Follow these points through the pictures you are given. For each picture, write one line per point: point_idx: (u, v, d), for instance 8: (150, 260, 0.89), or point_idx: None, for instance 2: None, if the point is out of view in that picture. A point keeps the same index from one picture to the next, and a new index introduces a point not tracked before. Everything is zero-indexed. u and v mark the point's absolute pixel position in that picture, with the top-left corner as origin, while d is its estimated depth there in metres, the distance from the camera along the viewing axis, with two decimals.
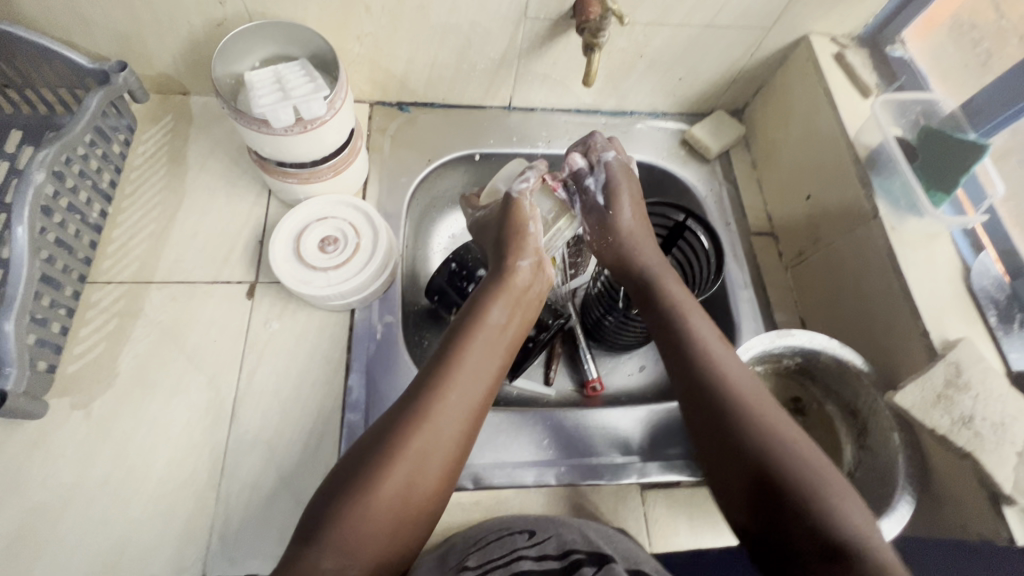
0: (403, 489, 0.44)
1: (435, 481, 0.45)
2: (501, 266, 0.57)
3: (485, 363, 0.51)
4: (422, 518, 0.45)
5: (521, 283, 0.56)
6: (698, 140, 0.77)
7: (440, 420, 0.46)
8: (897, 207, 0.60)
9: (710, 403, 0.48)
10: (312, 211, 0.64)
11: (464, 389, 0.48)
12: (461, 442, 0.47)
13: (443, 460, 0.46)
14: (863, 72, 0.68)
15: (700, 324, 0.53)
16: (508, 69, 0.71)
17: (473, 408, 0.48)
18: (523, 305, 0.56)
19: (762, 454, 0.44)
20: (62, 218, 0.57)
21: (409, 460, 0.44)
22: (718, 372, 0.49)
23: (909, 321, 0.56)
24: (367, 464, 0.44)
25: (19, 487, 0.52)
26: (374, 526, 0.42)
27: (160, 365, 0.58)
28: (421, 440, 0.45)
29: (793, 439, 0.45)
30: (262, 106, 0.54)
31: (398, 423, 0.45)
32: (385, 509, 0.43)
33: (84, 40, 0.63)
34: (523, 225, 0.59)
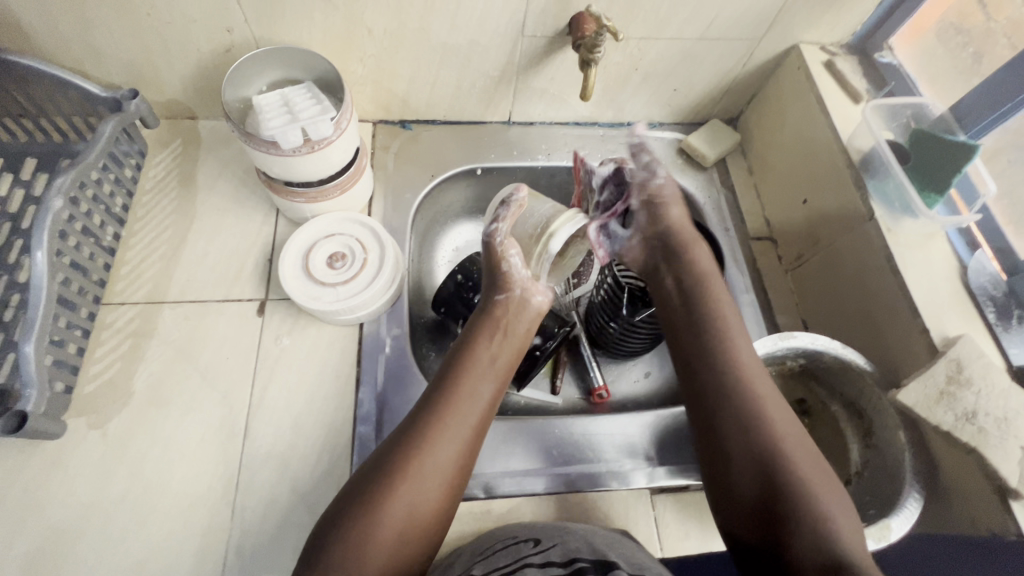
0: (406, 510, 0.45)
1: (434, 504, 0.46)
2: (485, 302, 0.59)
3: (480, 388, 0.52)
4: (425, 542, 0.45)
5: (508, 314, 0.58)
6: (695, 149, 0.79)
7: (438, 442, 0.48)
8: (892, 209, 0.61)
9: (725, 412, 0.50)
10: (320, 228, 0.66)
11: (461, 414, 0.50)
12: (458, 466, 0.48)
13: (441, 483, 0.47)
14: (853, 78, 0.70)
15: (738, 338, 0.54)
16: (506, 85, 0.73)
17: (471, 431, 0.50)
18: (512, 337, 0.58)
19: (766, 463, 0.47)
20: (77, 242, 0.58)
21: (410, 481, 0.45)
22: (743, 385, 0.51)
23: (909, 320, 0.57)
24: (372, 485, 0.45)
25: (38, 508, 0.53)
26: (380, 544, 0.43)
27: (174, 383, 0.59)
28: (421, 462, 0.46)
29: (795, 449, 0.47)
30: (271, 128, 0.56)
31: (399, 446, 0.47)
32: (388, 531, 0.43)
33: (97, 69, 0.65)
34: (501, 259, 0.59)
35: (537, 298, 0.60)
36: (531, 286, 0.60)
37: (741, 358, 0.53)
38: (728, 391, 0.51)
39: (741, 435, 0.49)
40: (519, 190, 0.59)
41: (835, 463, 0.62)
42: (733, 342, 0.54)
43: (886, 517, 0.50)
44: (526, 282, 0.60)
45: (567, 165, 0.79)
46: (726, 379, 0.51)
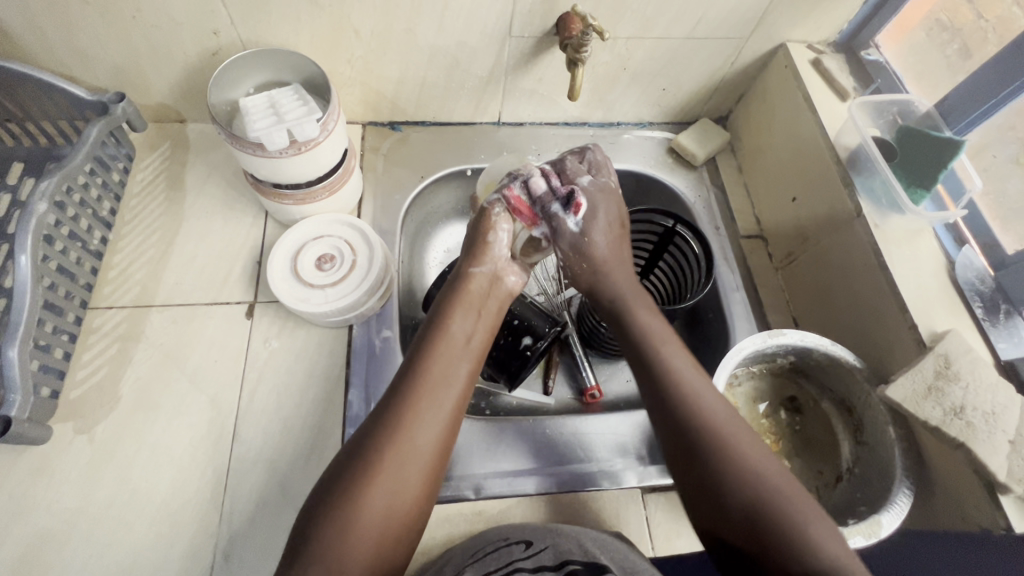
0: (384, 503, 0.44)
1: (415, 491, 0.46)
2: (457, 276, 0.58)
3: (455, 369, 0.51)
4: (407, 530, 0.45)
5: (480, 290, 0.57)
6: (684, 149, 0.79)
7: (413, 428, 0.47)
8: (879, 205, 0.61)
9: (689, 424, 0.48)
10: (308, 230, 0.66)
11: (437, 396, 0.49)
12: (437, 449, 0.47)
13: (420, 468, 0.46)
14: (841, 76, 0.70)
15: (675, 351, 0.52)
16: (495, 86, 0.73)
17: (446, 414, 0.49)
18: (488, 312, 0.57)
19: (738, 480, 0.45)
20: (63, 246, 0.58)
21: (385, 473, 0.45)
22: (686, 392, 0.49)
23: (897, 316, 0.57)
24: (347, 481, 0.44)
25: (23, 514, 0.52)
26: (361, 539, 0.43)
27: (162, 387, 0.59)
28: (395, 453, 0.45)
29: (765, 463, 0.45)
30: (257, 129, 0.56)
31: (370, 438, 0.46)
32: (369, 516, 0.43)
33: (84, 73, 0.65)
34: (490, 231, 0.58)
35: (510, 279, 0.59)
36: (510, 265, 0.59)
37: (677, 368, 0.51)
38: (673, 403, 0.49)
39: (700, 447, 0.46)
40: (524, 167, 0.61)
41: (826, 460, 0.61)
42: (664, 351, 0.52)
43: (877, 513, 0.50)
44: (505, 259, 0.59)
45: None
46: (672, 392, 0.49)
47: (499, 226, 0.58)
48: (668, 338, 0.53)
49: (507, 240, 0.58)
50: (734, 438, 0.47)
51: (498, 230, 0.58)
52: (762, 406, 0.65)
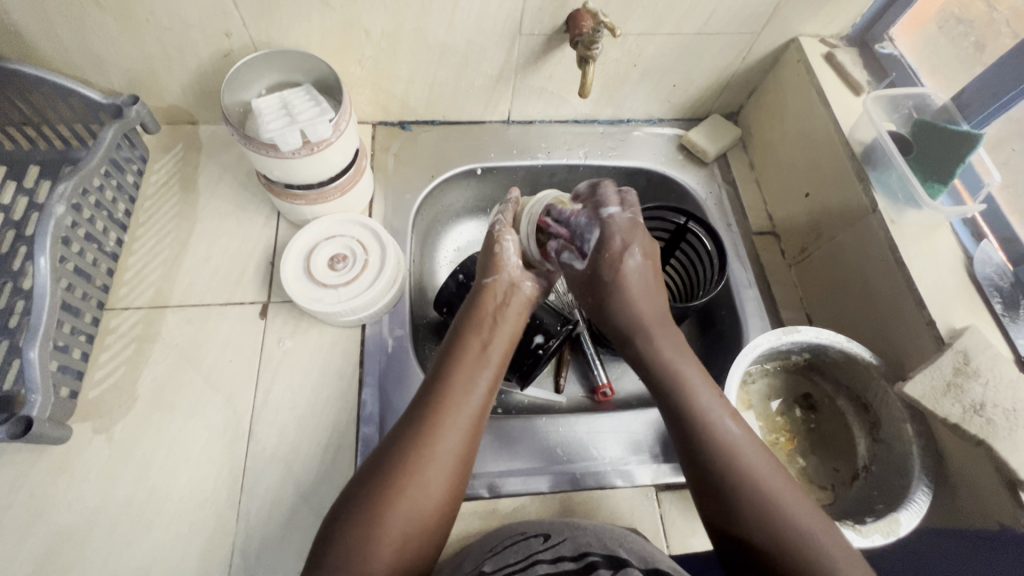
0: (407, 510, 0.44)
1: (438, 499, 0.46)
2: (474, 289, 0.59)
3: (476, 378, 0.52)
4: (429, 541, 0.45)
5: (495, 301, 0.58)
6: (695, 145, 0.79)
7: (438, 435, 0.48)
8: (895, 200, 0.60)
9: (744, 503, 0.45)
10: (320, 230, 0.66)
11: (459, 405, 0.50)
12: (460, 458, 0.48)
13: (444, 477, 0.46)
14: (854, 70, 0.69)
15: (722, 418, 0.49)
16: (505, 84, 0.73)
17: (469, 422, 0.50)
18: (504, 323, 0.57)
19: (798, 556, 0.43)
20: (80, 247, 0.59)
21: (410, 480, 0.45)
22: (740, 469, 0.46)
23: (915, 312, 0.56)
24: (371, 487, 0.45)
25: (44, 512, 0.53)
26: (385, 546, 0.43)
27: (179, 386, 0.59)
28: (418, 461, 0.46)
29: (823, 530, 0.44)
30: (270, 130, 0.56)
31: (396, 445, 0.47)
32: (395, 522, 0.44)
33: (98, 76, 0.66)
34: (497, 243, 0.60)
35: (526, 286, 0.60)
36: (523, 273, 0.60)
37: (731, 439, 0.48)
38: (732, 480, 0.46)
39: (760, 523, 0.44)
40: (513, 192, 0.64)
41: (842, 457, 0.61)
42: (712, 422, 0.49)
43: (895, 511, 0.50)
44: (517, 269, 0.59)
45: (567, 164, 0.79)
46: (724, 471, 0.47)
47: (504, 238, 0.60)
48: (700, 379, 0.51)
49: (515, 250, 0.60)
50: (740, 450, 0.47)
51: (505, 242, 0.60)
52: (776, 403, 0.65)
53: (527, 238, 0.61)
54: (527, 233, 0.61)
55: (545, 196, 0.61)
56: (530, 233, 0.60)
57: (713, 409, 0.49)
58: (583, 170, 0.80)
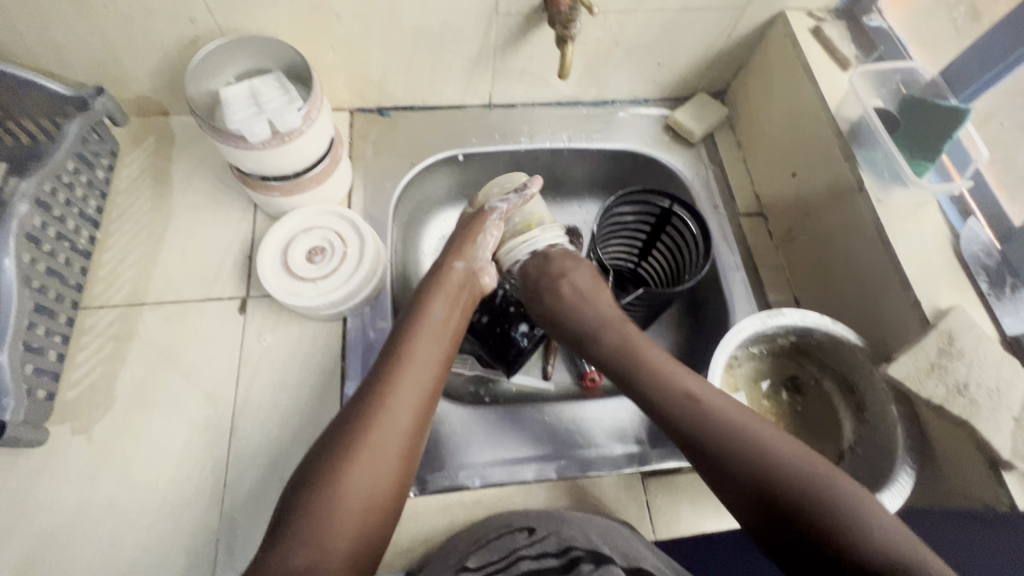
0: (364, 482, 0.45)
1: (392, 468, 0.46)
2: (435, 269, 0.61)
3: (433, 352, 0.53)
4: (387, 512, 0.46)
5: (459, 282, 0.60)
6: (681, 126, 0.77)
7: (393, 405, 0.48)
8: (882, 178, 0.59)
9: (757, 484, 0.46)
10: (297, 222, 0.65)
11: (412, 375, 0.50)
12: (414, 427, 0.48)
13: (398, 444, 0.47)
14: (842, 44, 0.67)
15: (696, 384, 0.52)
16: (484, 67, 0.71)
17: (424, 392, 0.50)
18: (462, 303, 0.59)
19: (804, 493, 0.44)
20: (51, 247, 0.57)
21: (366, 450, 0.45)
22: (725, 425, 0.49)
23: (900, 293, 0.55)
24: (328, 460, 0.45)
25: (26, 515, 0.52)
26: (342, 516, 0.43)
27: (158, 385, 0.59)
28: (376, 430, 0.47)
29: (818, 468, 0.45)
30: (237, 121, 0.54)
31: (353, 418, 0.47)
32: (350, 494, 0.44)
33: (61, 67, 0.63)
34: (480, 233, 0.62)
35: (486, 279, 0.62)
36: (488, 265, 0.62)
37: (719, 414, 0.49)
38: (718, 435, 0.48)
39: (754, 470, 0.46)
40: (531, 186, 0.63)
41: (829, 439, 0.61)
42: (701, 400, 0.51)
43: (879, 493, 0.50)
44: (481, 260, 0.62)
45: (551, 148, 0.77)
46: (712, 433, 0.49)
47: (488, 231, 0.62)
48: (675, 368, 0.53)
49: (494, 244, 0.63)
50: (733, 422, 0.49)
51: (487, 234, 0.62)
52: (763, 385, 0.65)
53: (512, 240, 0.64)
54: (522, 241, 0.64)
55: (552, 230, 0.65)
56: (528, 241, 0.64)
57: (689, 380, 0.52)
58: (568, 154, 0.78)
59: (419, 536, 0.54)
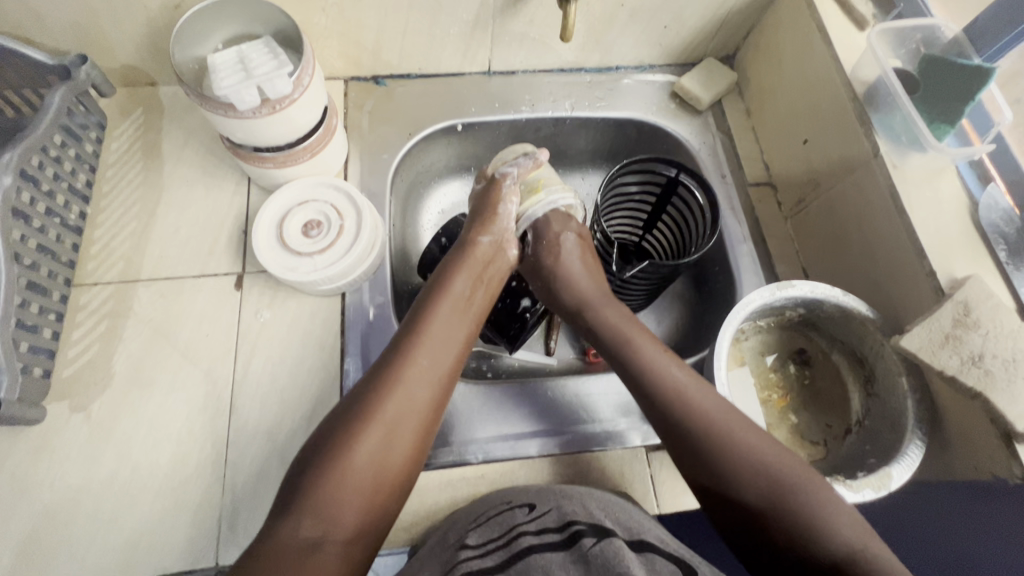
0: (376, 458, 0.44)
1: (405, 446, 0.46)
2: (463, 240, 0.57)
3: (452, 335, 0.52)
4: (394, 489, 0.45)
5: (485, 257, 0.57)
6: (688, 93, 0.74)
7: (410, 386, 0.47)
8: (898, 143, 0.57)
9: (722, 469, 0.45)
10: (292, 195, 0.63)
11: (432, 354, 0.50)
12: (430, 408, 0.48)
13: (413, 423, 0.47)
14: (859, 2, 0.64)
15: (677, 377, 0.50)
16: (483, 31, 0.68)
17: (442, 375, 0.50)
18: (488, 283, 0.56)
19: (765, 493, 0.44)
20: (41, 223, 0.56)
21: (381, 428, 0.45)
22: (699, 417, 0.47)
23: (915, 263, 0.54)
24: (341, 434, 0.44)
25: (28, 492, 0.52)
26: (353, 490, 0.43)
27: (156, 362, 0.58)
28: (392, 409, 0.46)
29: (786, 462, 0.45)
30: (225, 87, 0.52)
31: (368, 393, 0.46)
32: (362, 471, 0.44)
33: (42, 34, 0.61)
34: (499, 203, 0.58)
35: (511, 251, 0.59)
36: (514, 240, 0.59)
37: (686, 394, 0.48)
38: (687, 432, 0.47)
39: (715, 465, 0.46)
40: (542, 152, 0.59)
41: (836, 412, 0.60)
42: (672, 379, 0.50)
43: (887, 465, 0.49)
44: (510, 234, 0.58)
45: (553, 117, 0.74)
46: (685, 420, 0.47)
47: (508, 200, 0.58)
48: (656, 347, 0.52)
49: (513, 215, 0.58)
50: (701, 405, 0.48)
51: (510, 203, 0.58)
52: (770, 359, 0.64)
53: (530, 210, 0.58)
54: (531, 207, 0.58)
55: (560, 191, 0.59)
56: (534, 208, 0.58)
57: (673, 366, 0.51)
58: (570, 123, 0.75)
59: (423, 510, 0.54)
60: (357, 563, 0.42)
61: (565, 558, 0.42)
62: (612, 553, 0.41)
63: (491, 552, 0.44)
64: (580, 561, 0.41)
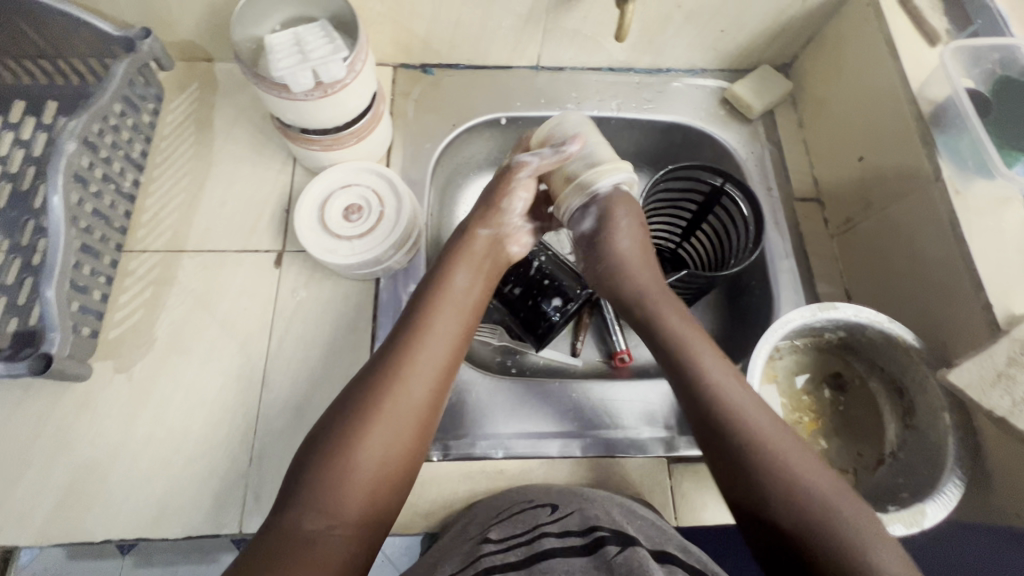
0: (378, 453, 0.45)
1: (405, 440, 0.46)
2: (461, 231, 0.59)
3: (450, 327, 0.52)
4: (396, 483, 0.46)
5: (487, 248, 0.58)
6: (740, 100, 0.72)
7: (409, 382, 0.48)
8: (963, 167, 0.54)
9: (758, 471, 0.44)
10: (336, 178, 0.64)
11: (430, 348, 0.50)
12: (429, 401, 0.48)
13: (413, 417, 0.47)
14: (932, 16, 0.60)
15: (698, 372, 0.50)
16: (535, 26, 0.67)
17: (440, 368, 0.50)
18: (489, 271, 0.58)
19: (807, 504, 0.42)
20: (98, 188, 0.58)
21: (382, 420, 0.46)
22: (738, 417, 0.47)
23: (970, 294, 0.51)
24: (339, 430, 0.45)
25: (70, 444, 0.55)
26: (353, 485, 0.43)
27: (195, 331, 0.60)
28: (391, 404, 0.46)
29: (823, 475, 0.44)
30: (280, 68, 0.52)
31: (365, 392, 0.47)
32: (364, 465, 0.44)
33: (109, 6, 0.63)
34: (509, 190, 0.59)
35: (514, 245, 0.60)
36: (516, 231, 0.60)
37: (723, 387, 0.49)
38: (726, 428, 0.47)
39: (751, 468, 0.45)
40: (572, 143, 0.57)
41: (869, 440, 0.58)
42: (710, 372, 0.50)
43: (922, 502, 0.47)
44: (513, 220, 0.60)
45: (597, 116, 0.73)
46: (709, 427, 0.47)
47: (516, 190, 0.59)
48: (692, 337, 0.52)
49: (521, 208, 0.60)
50: (740, 405, 0.48)
51: (516, 195, 0.59)
52: (802, 380, 0.62)
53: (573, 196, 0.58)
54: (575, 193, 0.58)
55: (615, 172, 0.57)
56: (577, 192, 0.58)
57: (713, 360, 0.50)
58: (615, 123, 0.74)
59: (441, 499, 0.55)
60: (367, 551, 0.42)
61: (587, 563, 0.40)
62: (636, 561, 0.39)
63: (514, 547, 0.43)
64: (602, 566, 0.39)
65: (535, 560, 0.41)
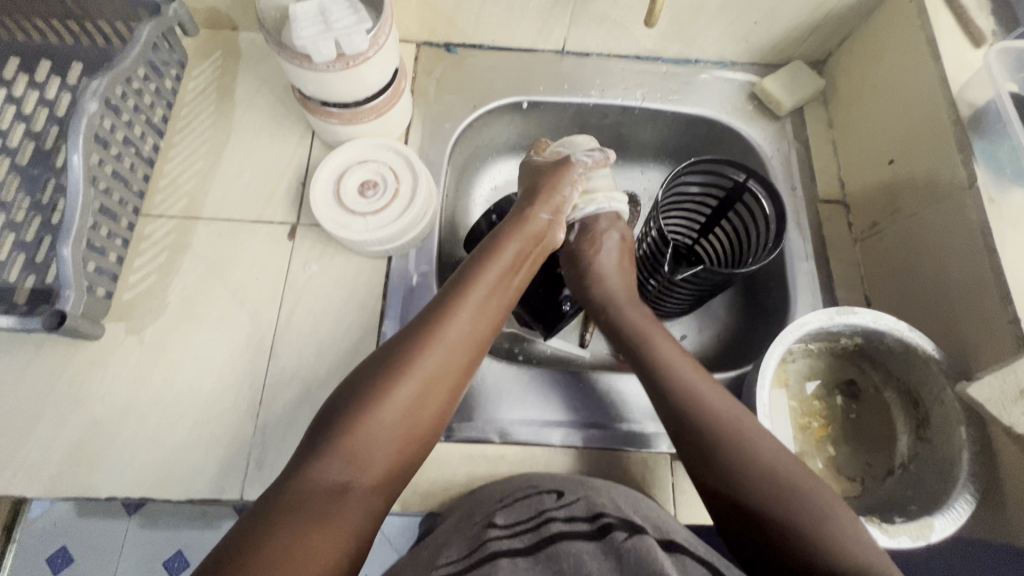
0: (408, 409, 0.45)
1: (433, 404, 0.47)
2: (518, 211, 0.58)
3: (493, 301, 0.52)
4: (417, 448, 0.46)
5: (539, 232, 0.57)
6: (769, 95, 0.70)
7: (448, 345, 0.48)
8: (1001, 175, 0.52)
9: (750, 486, 0.43)
10: (354, 153, 0.63)
11: (472, 319, 0.50)
12: (463, 370, 0.49)
13: (445, 384, 0.48)
14: (979, 15, 0.58)
15: (702, 383, 0.49)
16: (563, 8, 0.66)
17: (478, 338, 0.50)
18: (534, 257, 0.57)
19: (806, 522, 0.41)
20: (118, 151, 0.58)
21: (416, 380, 0.46)
22: (730, 432, 0.46)
23: (997, 307, 0.50)
24: (376, 378, 0.45)
25: (81, 402, 0.56)
26: (379, 438, 0.44)
27: (207, 299, 0.60)
28: (432, 364, 0.47)
29: (820, 492, 0.43)
30: (303, 37, 0.51)
31: (409, 342, 0.47)
32: (393, 421, 0.44)
33: None
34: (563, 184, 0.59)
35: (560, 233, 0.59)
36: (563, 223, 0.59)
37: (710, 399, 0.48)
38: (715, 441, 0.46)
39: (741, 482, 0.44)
40: (610, 152, 0.62)
41: (879, 450, 0.57)
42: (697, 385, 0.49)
43: (930, 516, 0.46)
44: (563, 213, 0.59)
45: (621, 105, 0.72)
46: (710, 431, 0.46)
47: (567, 183, 0.60)
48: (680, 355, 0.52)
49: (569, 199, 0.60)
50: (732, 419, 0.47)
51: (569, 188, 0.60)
52: (813, 386, 0.61)
53: (585, 205, 0.62)
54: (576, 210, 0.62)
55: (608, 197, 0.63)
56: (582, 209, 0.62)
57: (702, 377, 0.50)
58: (638, 113, 0.73)
59: (441, 479, 0.55)
60: (377, 512, 0.43)
61: (595, 548, 0.40)
62: (643, 549, 0.38)
63: (519, 534, 0.43)
64: (611, 553, 0.39)
65: (541, 546, 0.42)
